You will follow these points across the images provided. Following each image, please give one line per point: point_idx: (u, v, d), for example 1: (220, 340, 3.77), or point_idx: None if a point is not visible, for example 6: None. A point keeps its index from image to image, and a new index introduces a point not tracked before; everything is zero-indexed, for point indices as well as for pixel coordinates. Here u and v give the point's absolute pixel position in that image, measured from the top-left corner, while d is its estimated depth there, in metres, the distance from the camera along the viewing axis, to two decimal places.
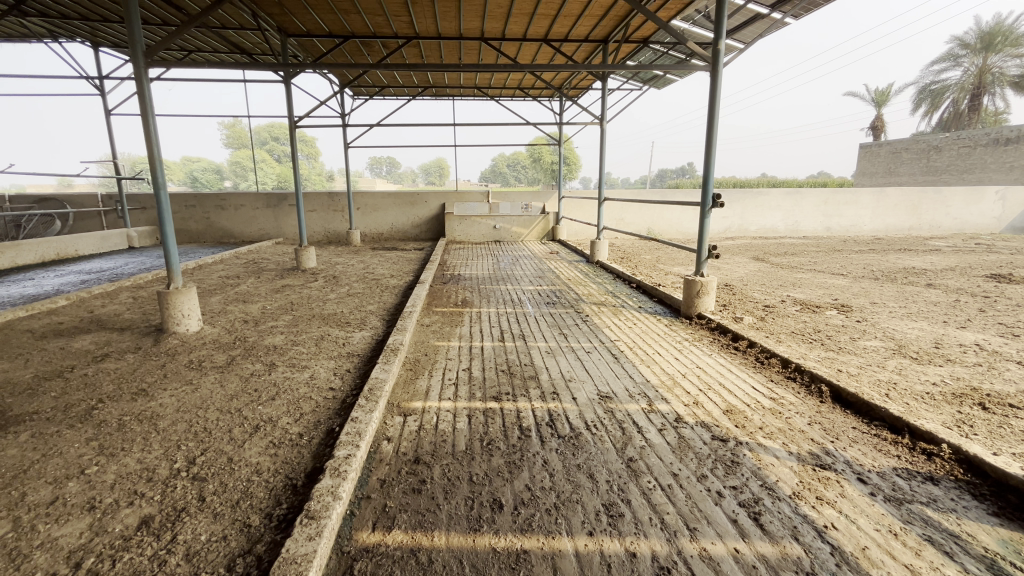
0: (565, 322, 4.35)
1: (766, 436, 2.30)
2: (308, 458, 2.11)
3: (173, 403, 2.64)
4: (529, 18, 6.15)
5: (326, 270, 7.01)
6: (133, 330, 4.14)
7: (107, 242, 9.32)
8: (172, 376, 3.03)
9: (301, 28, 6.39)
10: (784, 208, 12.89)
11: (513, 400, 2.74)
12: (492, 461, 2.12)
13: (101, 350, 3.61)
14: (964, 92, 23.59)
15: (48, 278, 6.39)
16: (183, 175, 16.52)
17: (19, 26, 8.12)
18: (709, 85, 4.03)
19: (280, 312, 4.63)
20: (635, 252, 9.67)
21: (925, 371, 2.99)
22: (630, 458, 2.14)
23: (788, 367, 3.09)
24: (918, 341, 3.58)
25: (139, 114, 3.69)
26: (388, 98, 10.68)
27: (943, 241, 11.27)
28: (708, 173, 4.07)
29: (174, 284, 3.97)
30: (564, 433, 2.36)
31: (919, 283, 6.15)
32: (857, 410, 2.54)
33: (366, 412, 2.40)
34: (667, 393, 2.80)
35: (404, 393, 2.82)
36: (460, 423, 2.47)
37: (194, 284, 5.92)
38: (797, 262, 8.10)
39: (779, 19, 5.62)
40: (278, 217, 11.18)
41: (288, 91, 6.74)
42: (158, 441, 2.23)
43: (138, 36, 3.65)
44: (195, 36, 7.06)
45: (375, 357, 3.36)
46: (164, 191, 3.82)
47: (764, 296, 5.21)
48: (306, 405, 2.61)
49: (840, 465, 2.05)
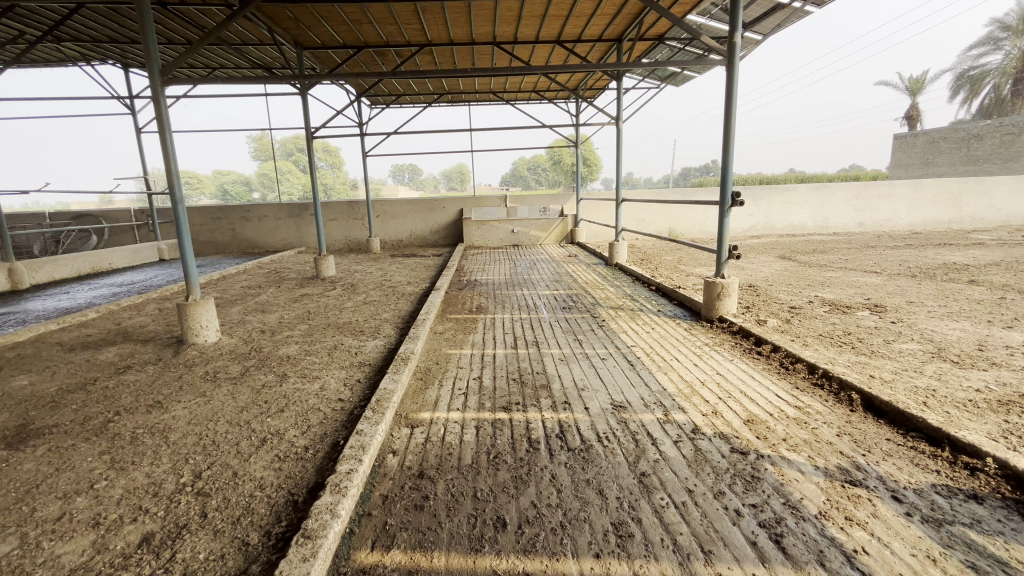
0: (581, 327, 4.24)
1: (790, 448, 2.16)
2: (312, 472, 2.08)
3: (186, 415, 2.66)
4: (540, 20, 6.09)
5: (345, 278, 7.08)
6: (155, 341, 4.23)
7: (139, 255, 9.66)
8: (187, 388, 3.06)
9: (316, 40, 6.48)
10: (812, 204, 12.43)
11: (523, 410, 2.66)
12: (498, 476, 2.05)
13: (124, 362, 3.70)
14: (1006, 77, 22.43)
15: (82, 291, 6.64)
16: (213, 188, 17.06)
17: (56, 52, 8.54)
18: (725, 79, 3.89)
19: (297, 321, 4.67)
20: (656, 253, 9.47)
21: (968, 377, 2.77)
22: (642, 472, 2.03)
23: (815, 373, 2.92)
24: (959, 343, 3.35)
25: (158, 131, 3.78)
26: (404, 106, 10.79)
27: (987, 234, 10.68)
28: (726, 171, 3.92)
29: (193, 296, 4.04)
30: (574, 445, 2.27)
31: (961, 279, 5.79)
32: (891, 420, 2.37)
33: (372, 425, 2.36)
34: (685, 402, 2.67)
35: (413, 403, 2.78)
36: (467, 435, 2.41)
37: (217, 295, 6.05)
38: (826, 259, 7.77)
39: (800, 8, 5.41)
40: (301, 227, 11.41)
41: (305, 103, 6.86)
42: (167, 454, 2.25)
43: (155, 55, 3.75)
44: (216, 53, 7.26)
45: (385, 366, 3.34)
46: (182, 205, 3.90)
47: (790, 297, 4.99)
48: (313, 417, 2.59)
49: (872, 482, 1.90)
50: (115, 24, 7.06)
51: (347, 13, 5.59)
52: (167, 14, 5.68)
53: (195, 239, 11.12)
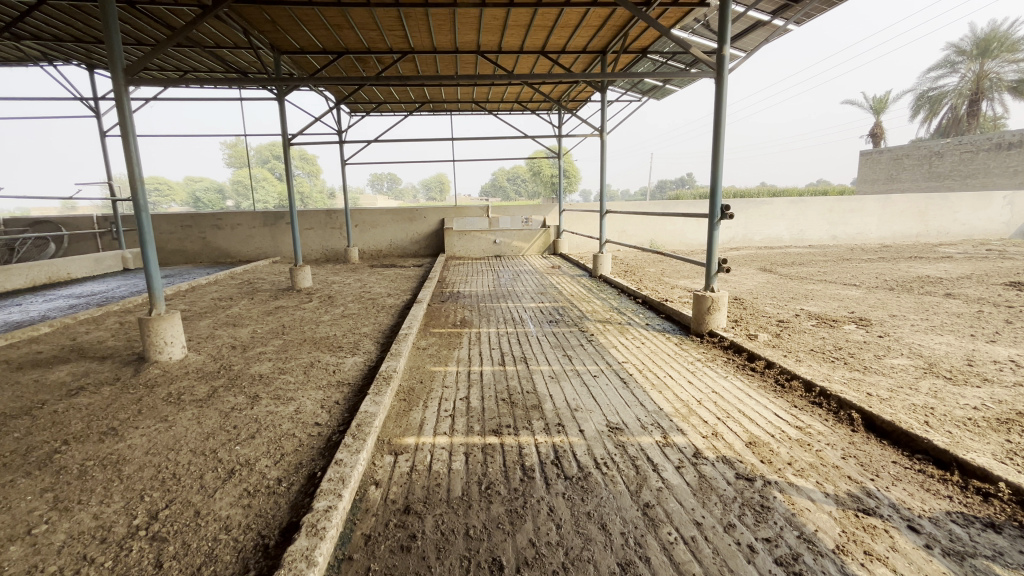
0: (570, 342, 4.12)
1: (797, 473, 2.06)
2: (286, 508, 1.88)
3: (144, 443, 2.42)
4: (526, 30, 6.04)
5: (322, 290, 6.81)
6: (115, 359, 3.93)
7: (101, 264, 9.17)
8: (148, 412, 2.80)
9: (295, 45, 6.31)
10: (788, 217, 12.70)
11: (515, 434, 2.50)
12: (491, 510, 1.89)
13: (77, 383, 3.40)
14: (962, 98, 23.55)
15: (35, 303, 6.21)
16: (185, 195, 16.47)
17: (15, 50, 8.10)
18: (714, 92, 3.87)
19: (271, 336, 4.41)
20: (639, 265, 9.47)
21: (963, 394, 2.74)
22: (646, 503, 1.90)
23: (812, 392, 2.85)
24: (949, 358, 3.34)
25: (120, 135, 3.53)
26: (385, 114, 10.63)
27: (953, 247, 11.06)
28: (716, 184, 3.87)
29: (157, 311, 3.77)
30: (571, 473, 2.12)
31: (938, 292, 5.89)
32: (895, 441, 2.30)
33: (352, 453, 2.17)
34: (683, 423, 2.56)
35: (396, 427, 2.59)
36: (456, 463, 2.24)
37: (184, 307, 5.72)
38: (806, 272, 7.87)
39: (782, 25, 5.50)
40: (276, 236, 11.05)
41: (282, 108, 6.64)
42: (120, 491, 2.01)
43: (119, 54, 3.51)
44: (188, 55, 6.99)
45: (366, 386, 3.14)
46: (146, 212, 3.64)
47: (777, 310, 4.98)
48: (287, 444, 2.39)
49: (885, 510, 1.81)
50: (79, 23, 6.74)
51: (327, 17, 5.43)
52: (136, 12, 5.42)
53: (164, 248, 10.65)
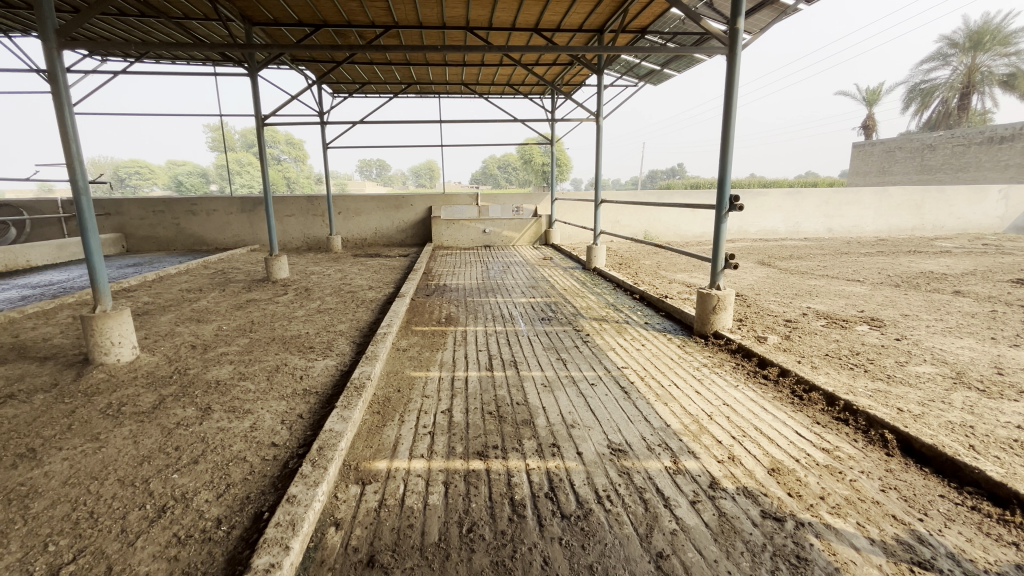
0: (564, 343, 3.79)
1: (832, 511, 1.76)
2: (220, 565, 1.53)
3: (64, 470, 2.04)
4: (518, 4, 5.62)
5: (299, 281, 6.39)
6: (58, 359, 3.52)
7: (64, 250, 8.61)
8: (78, 429, 2.41)
9: (269, 15, 5.84)
10: (785, 209, 12.49)
11: (503, 458, 2.17)
12: (473, 561, 1.56)
13: (8, 388, 2.99)
14: (954, 91, 23.47)
15: None
16: (166, 178, 15.88)
17: None
18: (725, 72, 3.53)
19: (237, 334, 4.02)
20: (634, 257, 9.16)
21: (1002, 410, 2.46)
22: (659, 552, 1.59)
23: (834, 405, 2.56)
24: (976, 366, 3.07)
25: (54, 108, 3.10)
26: (370, 95, 10.14)
27: (948, 241, 10.91)
28: (725, 174, 3.55)
29: (102, 307, 3.36)
30: (570, 510, 1.80)
31: (946, 290, 5.66)
32: (939, 468, 2.01)
33: (309, 487, 1.81)
34: (694, 443, 2.25)
35: (366, 449, 2.24)
36: (434, 497, 1.90)
37: (146, 300, 5.29)
38: (806, 266, 7.61)
39: (790, 5, 5.15)
40: (254, 223, 10.53)
41: (255, 86, 6.18)
42: (19, 538, 1.64)
43: (49, 14, 3.05)
44: (154, 26, 6.50)
45: (336, 395, 2.78)
46: (85, 196, 3.21)
47: (782, 309, 4.70)
48: (235, 471, 2.03)
49: (944, 564, 1.51)
50: None
51: None
52: None
53: (135, 234, 10.09)
